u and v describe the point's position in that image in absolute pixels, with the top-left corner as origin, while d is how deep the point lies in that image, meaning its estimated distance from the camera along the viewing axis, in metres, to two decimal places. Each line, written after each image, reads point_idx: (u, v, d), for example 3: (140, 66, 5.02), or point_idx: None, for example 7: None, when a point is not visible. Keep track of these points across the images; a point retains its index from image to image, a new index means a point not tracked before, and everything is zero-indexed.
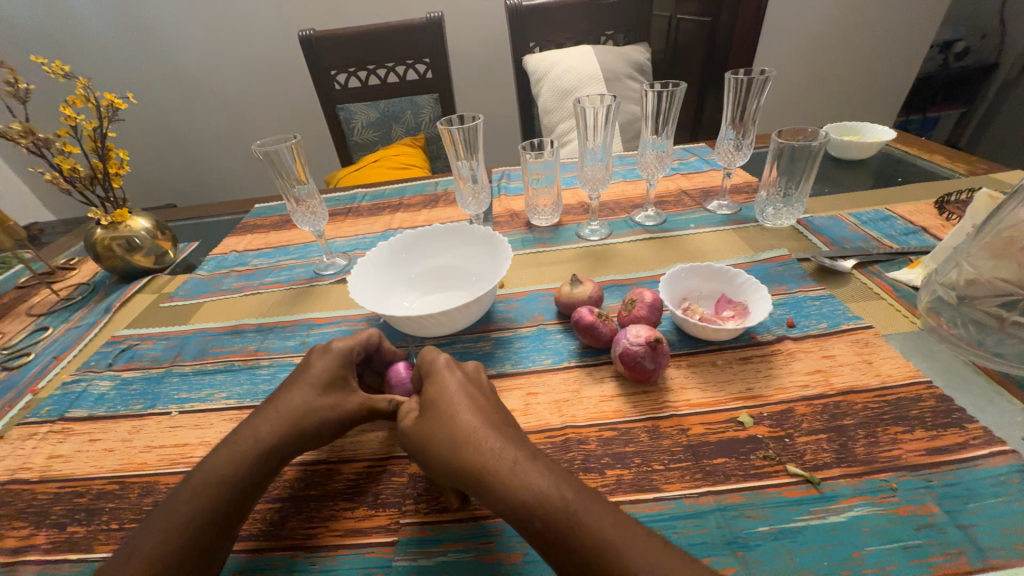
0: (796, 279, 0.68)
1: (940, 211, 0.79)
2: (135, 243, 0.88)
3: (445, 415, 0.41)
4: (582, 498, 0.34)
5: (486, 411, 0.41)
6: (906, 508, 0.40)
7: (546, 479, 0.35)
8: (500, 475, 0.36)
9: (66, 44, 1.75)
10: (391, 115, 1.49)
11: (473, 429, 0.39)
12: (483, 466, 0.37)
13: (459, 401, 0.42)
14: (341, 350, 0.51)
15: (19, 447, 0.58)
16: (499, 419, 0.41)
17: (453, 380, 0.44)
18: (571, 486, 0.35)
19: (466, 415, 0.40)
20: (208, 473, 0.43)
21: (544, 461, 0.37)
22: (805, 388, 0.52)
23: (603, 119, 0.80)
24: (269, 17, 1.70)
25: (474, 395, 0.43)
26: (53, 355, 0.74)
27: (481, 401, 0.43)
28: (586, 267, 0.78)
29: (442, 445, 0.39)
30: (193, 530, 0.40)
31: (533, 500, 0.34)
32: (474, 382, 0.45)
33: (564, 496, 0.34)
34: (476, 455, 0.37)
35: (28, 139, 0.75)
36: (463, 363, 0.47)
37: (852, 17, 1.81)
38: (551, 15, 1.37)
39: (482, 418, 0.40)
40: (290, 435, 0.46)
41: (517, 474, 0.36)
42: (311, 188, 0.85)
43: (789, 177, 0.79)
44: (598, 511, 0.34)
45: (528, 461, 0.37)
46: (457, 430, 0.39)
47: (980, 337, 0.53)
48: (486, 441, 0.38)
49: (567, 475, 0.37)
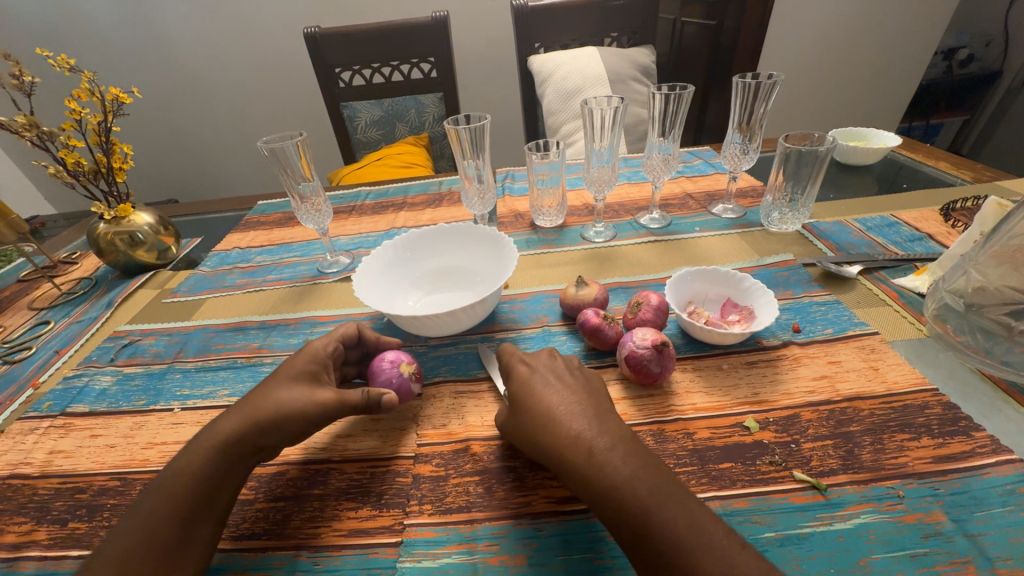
0: (801, 284, 0.68)
1: (946, 218, 0.79)
2: (138, 238, 0.87)
3: (536, 405, 0.44)
4: (662, 491, 0.36)
5: (575, 401, 0.44)
6: (914, 516, 0.40)
7: (626, 470, 0.37)
8: (585, 461, 0.39)
9: (71, 37, 1.74)
10: (395, 114, 1.48)
11: (562, 419, 0.42)
12: (573, 452, 0.40)
13: (549, 392, 0.45)
14: (314, 349, 0.52)
15: (20, 442, 0.58)
16: (586, 408, 0.43)
17: (542, 373, 0.47)
18: (652, 478, 0.37)
19: (556, 405, 0.43)
20: (174, 470, 0.43)
21: (627, 452, 0.39)
22: (811, 394, 0.51)
23: (609, 120, 0.80)
24: (275, 14, 1.70)
25: (563, 387, 0.46)
26: (54, 349, 0.74)
27: (569, 392, 0.45)
28: (591, 269, 0.78)
29: (529, 424, 0.44)
30: (157, 526, 0.40)
31: (615, 486, 0.37)
32: (561, 375, 0.48)
33: (646, 488, 0.36)
34: (565, 441, 0.40)
35: (32, 132, 0.74)
36: (550, 357, 0.50)
37: (857, 23, 1.81)
38: (557, 16, 1.36)
39: (573, 408, 0.43)
40: (250, 426, 0.45)
41: (602, 461, 0.38)
42: (316, 185, 0.85)
43: (795, 181, 0.79)
44: (677, 504, 0.35)
45: (611, 449, 0.39)
46: (547, 418, 0.43)
47: (988, 346, 0.53)
48: (574, 429, 0.41)
49: (651, 467, 0.38)
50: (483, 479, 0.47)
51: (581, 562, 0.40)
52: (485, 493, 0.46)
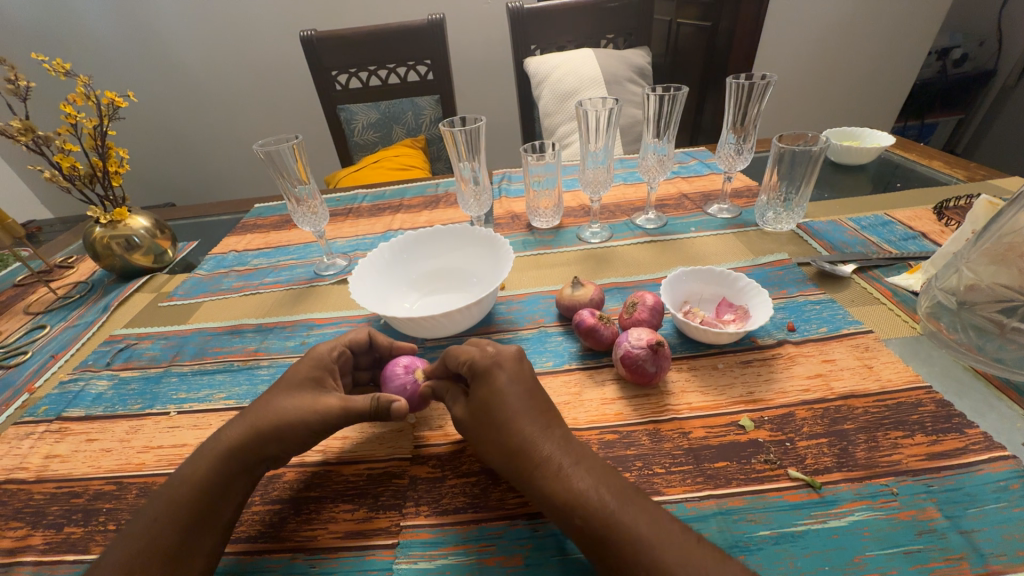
0: (796, 283, 0.68)
1: (939, 217, 0.79)
2: (134, 242, 0.87)
3: (497, 416, 0.42)
4: (626, 505, 0.37)
5: (538, 411, 0.43)
6: (907, 513, 0.40)
7: (588, 483, 0.38)
8: (551, 478, 0.39)
9: (67, 42, 1.74)
10: (391, 116, 1.49)
11: (525, 435, 0.41)
12: (537, 469, 0.39)
13: (510, 403, 0.42)
14: (318, 354, 0.52)
15: (16, 447, 0.58)
16: (550, 421, 0.42)
17: (503, 377, 0.44)
18: (616, 494, 0.38)
19: (520, 419, 0.42)
20: (178, 481, 0.43)
21: (590, 466, 0.40)
22: (805, 393, 0.52)
23: (604, 122, 0.80)
24: (271, 17, 1.70)
25: (526, 395, 0.44)
26: (50, 354, 0.74)
27: (530, 398, 0.44)
28: (587, 270, 0.78)
29: (493, 436, 0.42)
30: (161, 536, 0.40)
31: (581, 504, 0.37)
32: (523, 379, 0.45)
33: (609, 504, 0.37)
34: (530, 459, 0.40)
35: (28, 136, 0.74)
36: (510, 355, 0.46)
37: (851, 24, 1.83)
38: (552, 18, 1.37)
39: (536, 419, 0.42)
40: (254, 437, 0.45)
41: (567, 478, 0.38)
42: (312, 188, 0.85)
43: (789, 181, 0.80)
44: (642, 520, 0.36)
45: (576, 464, 0.39)
46: (510, 433, 0.41)
47: (980, 343, 0.53)
48: (538, 443, 0.40)
49: (612, 478, 0.39)
50: (479, 479, 0.47)
51: (576, 562, 0.40)
52: (481, 494, 0.46)
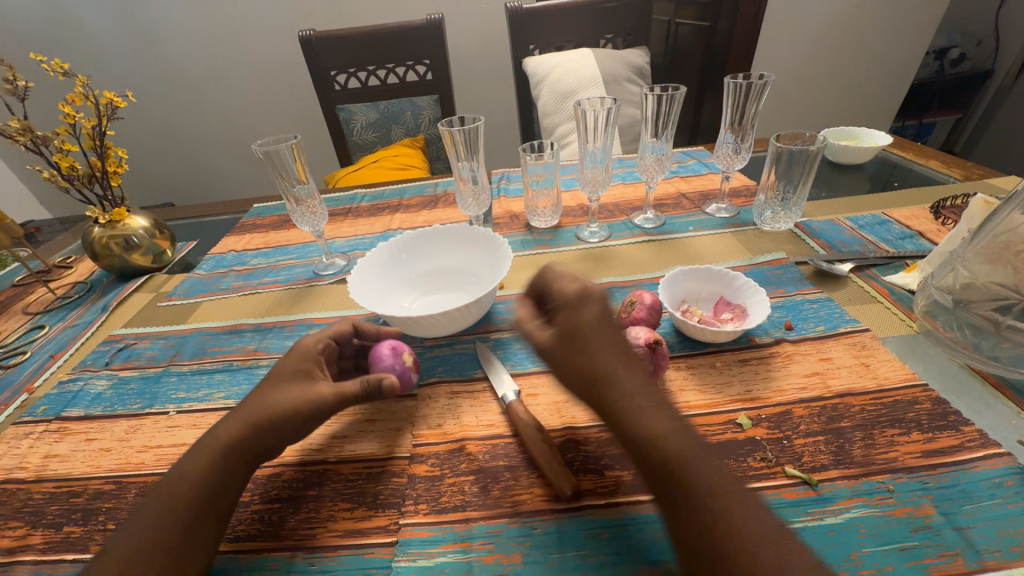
0: (794, 282, 0.69)
1: (936, 216, 0.79)
2: (133, 242, 0.87)
3: (586, 346, 0.41)
4: (703, 453, 0.36)
5: (623, 349, 0.42)
6: (903, 510, 0.41)
7: (669, 428, 0.37)
8: (629, 413, 0.38)
9: (65, 41, 1.74)
10: (390, 116, 1.49)
11: (606, 368, 0.40)
12: (614, 400, 0.39)
13: (603, 335, 0.42)
14: (302, 347, 0.52)
15: (15, 446, 0.58)
16: (632, 361, 0.41)
17: (595, 312, 0.43)
18: (693, 442, 0.37)
19: (602, 353, 0.41)
20: (179, 475, 0.44)
21: (673, 412, 0.39)
22: (802, 391, 0.52)
23: (603, 121, 0.80)
24: (270, 17, 1.70)
25: (614, 331, 0.43)
26: (49, 353, 0.74)
27: (617, 335, 0.42)
28: (585, 269, 0.78)
29: (578, 362, 0.41)
30: (161, 530, 0.40)
31: (658, 443, 0.36)
32: (611, 317, 0.44)
33: (689, 452, 0.36)
34: (606, 390, 0.39)
35: (26, 136, 0.74)
36: (600, 292, 0.45)
37: (848, 24, 1.83)
38: (551, 18, 1.37)
39: (623, 356, 0.41)
40: (252, 430, 0.46)
41: (645, 415, 0.38)
42: (311, 187, 0.86)
43: (787, 181, 0.80)
44: (715, 474, 0.36)
45: (653, 407, 0.38)
46: (589, 363, 0.40)
47: (976, 341, 0.54)
48: (623, 377, 0.40)
49: (690, 429, 0.38)
50: (478, 478, 0.47)
51: (576, 560, 0.40)
52: (480, 492, 0.46)
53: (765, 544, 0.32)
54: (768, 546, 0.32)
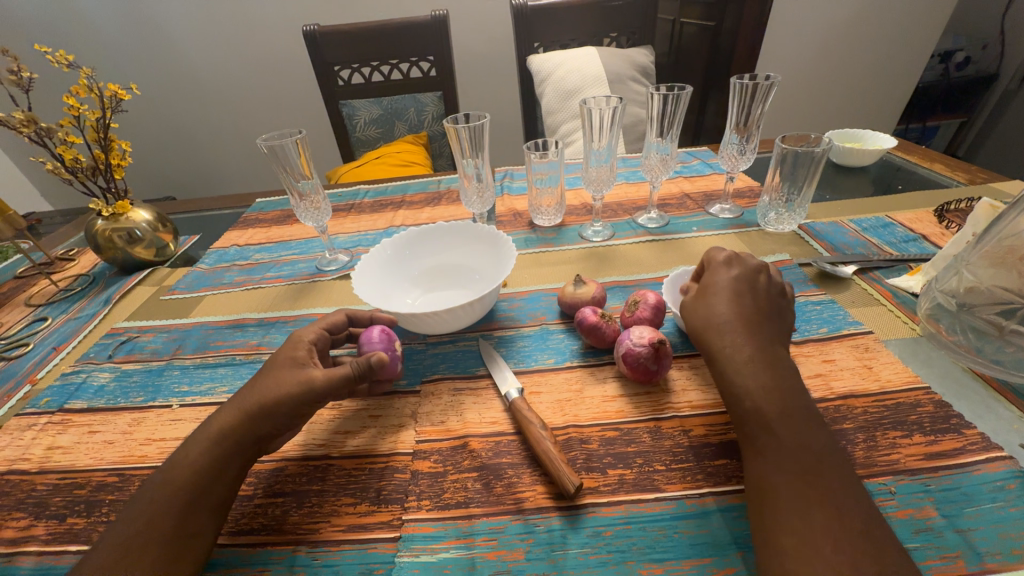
0: (797, 284, 0.69)
1: (940, 219, 0.79)
2: (136, 235, 0.87)
3: (711, 306, 0.49)
4: (789, 410, 0.40)
5: (745, 313, 0.48)
6: (904, 512, 0.41)
7: (759, 383, 0.42)
8: (732, 363, 0.44)
9: (68, 33, 1.73)
10: (394, 112, 1.48)
11: (724, 325, 0.47)
12: (721, 350, 0.46)
13: (724, 297, 0.49)
14: (293, 337, 0.53)
15: (19, 438, 0.58)
16: (760, 328, 0.46)
17: (729, 278, 0.50)
18: (788, 401, 0.41)
19: (729, 313, 0.47)
20: (175, 466, 0.43)
21: (776, 373, 0.43)
22: (806, 392, 0.52)
23: (608, 120, 0.80)
24: (274, 11, 1.70)
25: (742, 297, 0.49)
26: (52, 345, 0.74)
27: (748, 302, 0.48)
28: (588, 268, 0.78)
29: (698, 318, 0.49)
30: (160, 519, 0.40)
31: (747, 393, 0.42)
32: (755, 290, 0.50)
33: (774, 405, 0.41)
34: (717, 342, 0.46)
35: (30, 128, 0.74)
36: (753, 268, 0.52)
37: (854, 25, 1.82)
38: (557, 16, 1.37)
39: (740, 318, 0.47)
40: (246, 420, 0.45)
41: (745, 369, 0.43)
42: (315, 183, 0.85)
43: (792, 182, 0.80)
44: (799, 432, 0.39)
45: (757, 363, 0.43)
46: (712, 317, 0.48)
47: (979, 345, 0.54)
48: (728, 333, 0.46)
49: (790, 391, 0.42)
50: (481, 475, 0.48)
51: (579, 557, 0.40)
52: (484, 489, 0.46)
53: (825, 489, 0.36)
54: (827, 491, 0.36)
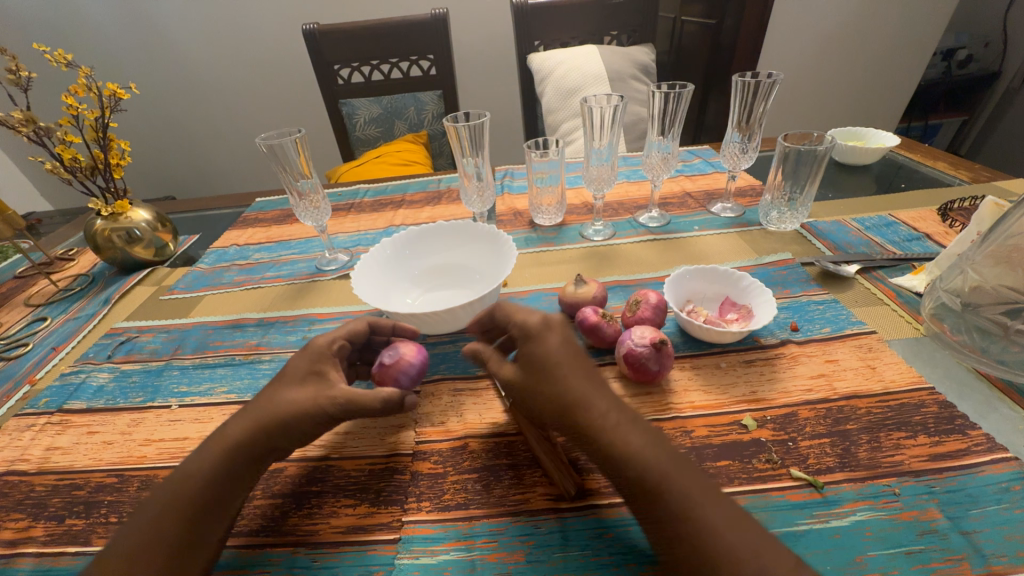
0: (800, 283, 0.68)
1: (943, 218, 0.79)
2: (135, 235, 0.87)
3: (555, 377, 0.42)
4: (675, 463, 0.37)
5: (588, 375, 0.43)
6: (909, 514, 0.40)
7: (641, 443, 0.38)
8: (605, 434, 0.38)
9: (67, 32, 1.73)
10: (393, 111, 1.48)
11: (578, 393, 0.41)
12: (592, 427, 0.39)
13: (564, 364, 0.43)
14: (317, 344, 0.50)
15: (17, 438, 0.58)
16: (602, 385, 0.42)
17: (555, 340, 0.45)
18: (669, 460, 0.37)
19: (573, 379, 0.42)
20: (182, 474, 0.42)
21: (642, 428, 0.39)
22: (808, 393, 0.52)
23: (609, 118, 0.80)
24: (273, 10, 1.69)
25: (575, 358, 0.44)
26: (51, 346, 0.74)
27: (581, 364, 0.43)
28: (589, 268, 0.78)
29: (551, 397, 0.41)
30: (164, 531, 0.39)
31: (634, 459, 0.37)
32: (574, 344, 0.45)
33: (664, 465, 0.37)
34: (581, 416, 0.40)
35: (29, 127, 0.74)
36: (560, 320, 0.47)
37: (856, 23, 1.81)
38: (557, 14, 1.36)
39: (588, 383, 0.42)
40: (256, 432, 0.44)
41: (620, 433, 0.38)
42: (314, 182, 0.85)
43: (794, 181, 0.79)
44: (692, 482, 0.36)
45: (628, 424, 0.39)
46: (560, 390, 0.41)
47: (984, 345, 0.53)
48: (591, 403, 0.40)
49: (663, 442, 0.39)
50: (481, 475, 0.47)
51: (579, 559, 0.40)
52: (484, 490, 0.46)
53: (750, 545, 0.32)
54: (748, 547, 0.32)
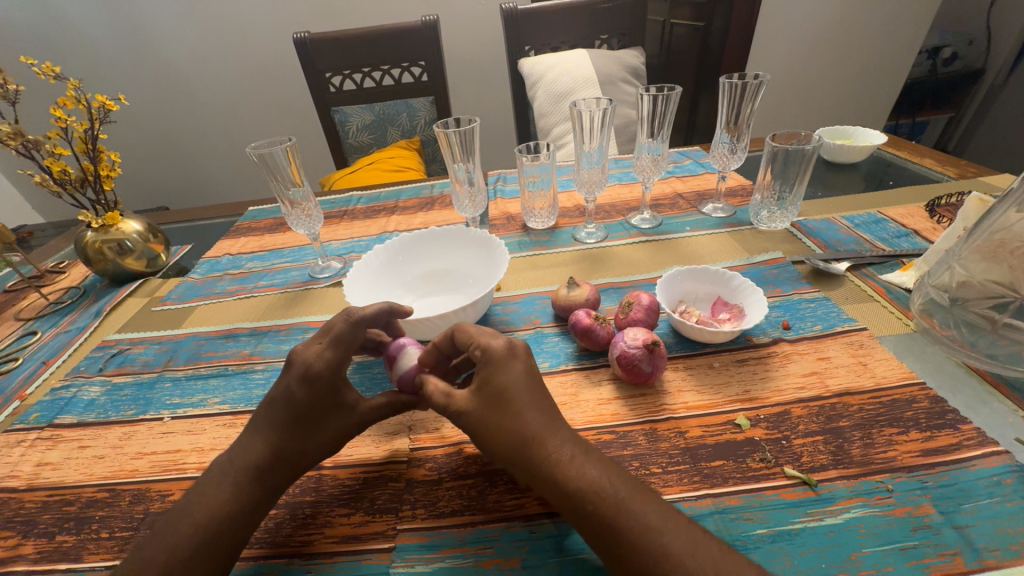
0: (791, 282, 0.69)
1: (931, 214, 0.80)
2: (127, 246, 0.86)
3: (511, 413, 0.41)
4: (631, 490, 0.38)
5: (546, 406, 0.42)
6: (903, 509, 0.40)
7: (598, 473, 0.38)
8: (563, 468, 0.38)
9: (56, 45, 1.73)
10: (386, 118, 1.49)
11: (536, 427, 0.40)
12: (547, 461, 0.39)
13: (523, 396, 0.42)
14: (319, 375, 0.47)
15: (6, 455, 0.57)
16: (557, 415, 0.42)
17: (517, 370, 0.43)
18: (624, 489, 0.38)
19: (531, 412, 0.41)
20: (200, 497, 0.43)
21: (598, 458, 0.40)
22: (801, 391, 0.52)
23: (598, 122, 0.80)
24: (264, 19, 1.70)
25: (534, 388, 0.43)
26: (41, 360, 0.73)
27: (539, 397, 0.42)
28: (582, 270, 0.78)
29: (507, 435, 0.40)
30: (186, 567, 0.39)
31: (592, 493, 0.37)
32: (536, 374, 0.44)
33: (620, 493, 0.37)
34: (539, 451, 0.39)
35: (17, 141, 0.73)
36: (524, 347, 0.45)
37: (842, 24, 1.84)
38: (546, 19, 1.37)
39: (545, 416, 0.41)
40: (268, 461, 0.45)
41: (576, 466, 0.39)
42: (306, 190, 0.85)
43: (783, 180, 0.79)
44: (649, 509, 0.37)
45: (583, 455, 0.39)
46: (520, 423, 0.40)
47: (973, 339, 0.54)
48: (548, 435, 0.40)
49: (618, 469, 0.40)
50: (476, 481, 0.47)
51: (574, 562, 0.40)
52: (478, 496, 0.46)
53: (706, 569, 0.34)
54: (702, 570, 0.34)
